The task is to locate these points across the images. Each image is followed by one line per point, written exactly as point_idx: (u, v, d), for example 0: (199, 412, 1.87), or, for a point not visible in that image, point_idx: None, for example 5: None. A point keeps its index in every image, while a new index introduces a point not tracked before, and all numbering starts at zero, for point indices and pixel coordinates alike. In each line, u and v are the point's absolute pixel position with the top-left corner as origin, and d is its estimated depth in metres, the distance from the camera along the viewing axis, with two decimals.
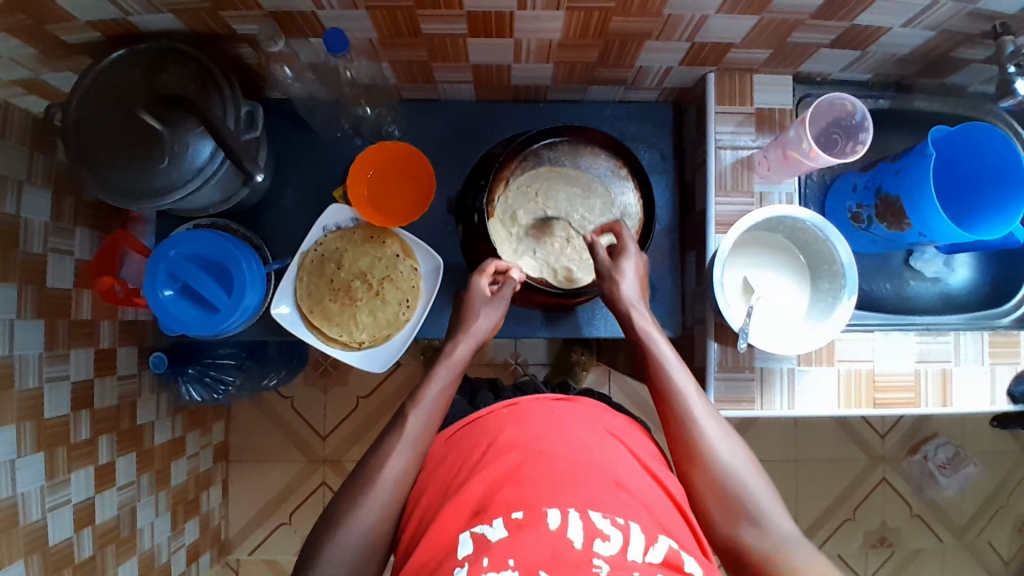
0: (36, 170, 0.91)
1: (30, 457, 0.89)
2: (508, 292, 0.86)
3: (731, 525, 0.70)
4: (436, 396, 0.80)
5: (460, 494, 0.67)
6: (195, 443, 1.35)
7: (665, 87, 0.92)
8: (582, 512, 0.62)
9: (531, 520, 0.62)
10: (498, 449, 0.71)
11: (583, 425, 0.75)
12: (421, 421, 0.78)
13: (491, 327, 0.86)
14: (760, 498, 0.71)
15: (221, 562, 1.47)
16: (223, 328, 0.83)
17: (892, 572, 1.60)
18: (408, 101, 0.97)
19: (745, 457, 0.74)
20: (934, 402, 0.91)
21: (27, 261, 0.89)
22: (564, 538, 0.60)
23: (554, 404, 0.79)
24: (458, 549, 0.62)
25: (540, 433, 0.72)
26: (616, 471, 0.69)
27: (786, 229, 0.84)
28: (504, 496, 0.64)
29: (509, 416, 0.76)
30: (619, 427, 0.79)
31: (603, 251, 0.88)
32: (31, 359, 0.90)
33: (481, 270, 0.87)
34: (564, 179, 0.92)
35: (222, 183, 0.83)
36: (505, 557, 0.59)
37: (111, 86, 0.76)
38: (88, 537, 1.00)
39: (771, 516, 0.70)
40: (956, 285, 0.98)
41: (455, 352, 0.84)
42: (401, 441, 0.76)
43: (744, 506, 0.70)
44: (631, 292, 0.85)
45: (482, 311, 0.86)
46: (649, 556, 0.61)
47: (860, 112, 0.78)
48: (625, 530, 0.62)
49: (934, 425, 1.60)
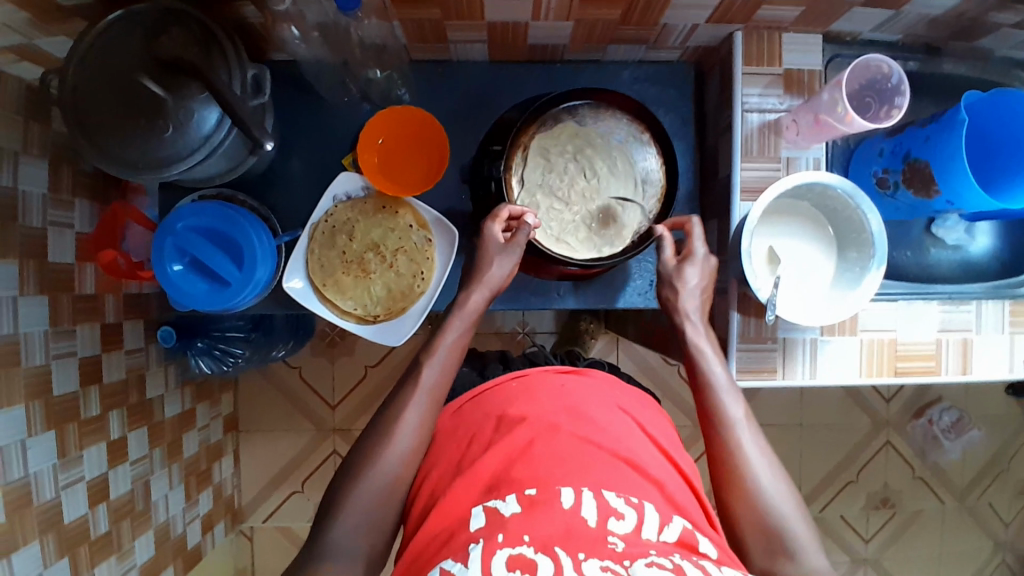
0: (31, 140, 0.87)
1: (40, 436, 0.88)
2: (521, 238, 0.82)
3: (769, 561, 0.68)
4: (452, 346, 0.80)
5: (472, 469, 0.67)
6: (205, 415, 1.35)
7: (688, 46, 0.88)
8: (595, 491, 0.62)
9: (545, 498, 0.61)
10: (510, 423, 0.70)
11: (598, 403, 0.74)
12: (435, 372, 0.77)
13: (505, 277, 0.83)
14: (799, 533, 0.69)
15: (235, 531, 1.48)
16: (234, 304, 0.81)
17: (893, 533, 1.63)
18: (417, 64, 0.93)
19: (790, 494, 0.71)
20: (955, 370, 0.91)
21: (26, 236, 0.87)
22: (577, 515, 0.59)
23: (563, 376, 0.78)
24: (469, 522, 0.62)
25: (553, 408, 0.71)
26: (629, 450, 0.69)
27: (813, 197, 0.82)
28: (518, 473, 0.64)
29: (518, 388, 0.75)
30: (633, 404, 0.78)
31: (669, 250, 0.85)
32: (36, 337, 0.88)
33: (493, 216, 0.83)
34: (627, 160, 0.87)
35: (229, 153, 0.80)
36: (520, 533, 0.57)
37: (109, 51, 0.72)
38: (102, 513, 1.00)
39: (810, 553, 0.68)
40: (975, 253, 0.95)
41: (470, 301, 0.82)
42: (417, 389, 0.76)
43: (784, 544, 0.68)
44: (690, 303, 0.83)
45: (496, 260, 0.83)
46: (663, 534, 0.61)
47: (896, 75, 0.75)
48: (638, 509, 0.62)
49: (939, 389, 1.61)
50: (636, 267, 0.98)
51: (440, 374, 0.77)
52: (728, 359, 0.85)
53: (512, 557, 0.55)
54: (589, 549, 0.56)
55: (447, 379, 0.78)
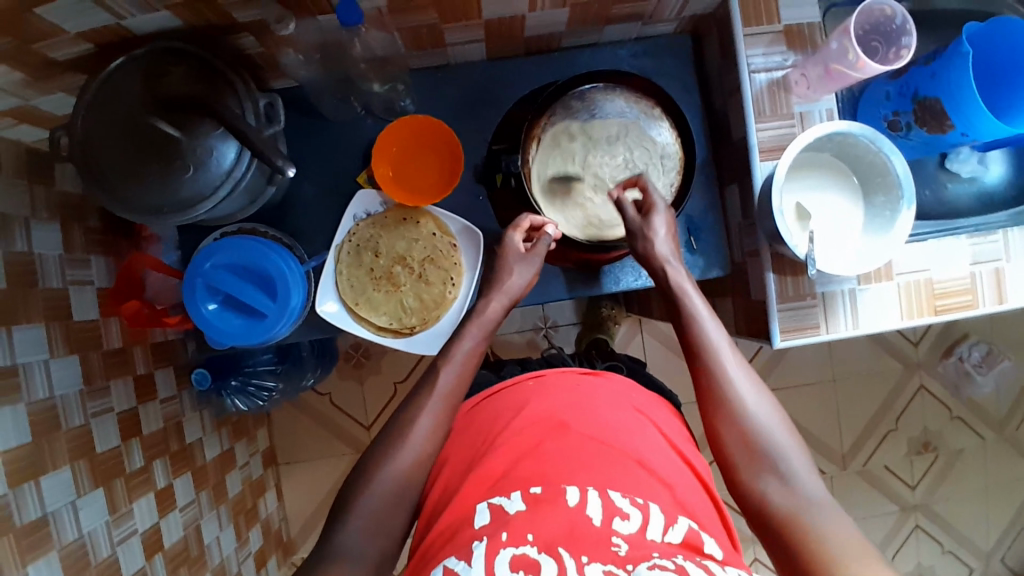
0: (39, 203, 0.87)
1: (90, 495, 0.87)
2: (543, 247, 0.85)
3: (761, 482, 0.69)
4: (468, 352, 0.80)
5: (484, 467, 0.69)
6: (243, 452, 1.34)
7: (683, 16, 0.88)
8: (600, 491, 0.63)
9: (548, 496, 0.63)
10: (520, 424, 0.72)
11: (609, 403, 0.75)
12: (452, 376, 0.77)
13: (526, 284, 0.85)
14: (790, 454, 0.70)
15: (289, 563, 1.48)
16: (272, 334, 0.81)
17: (939, 474, 1.63)
18: (416, 72, 0.93)
19: (777, 419, 0.73)
20: (991, 302, 0.90)
21: (49, 299, 0.86)
22: (582, 514, 0.61)
23: (581, 377, 0.79)
24: (474, 519, 0.64)
25: (564, 410, 0.73)
26: (638, 449, 0.70)
27: (834, 147, 0.82)
28: (523, 472, 0.66)
29: (534, 389, 0.77)
30: (647, 405, 0.79)
31: (631, 208, 0.85)
32: (72, 397, 0.87)
33: (515, 226, 0.85)
34: (642, 146, 0.88)
35: (249, 186, 0.80)
36: (523, 532, 0.60)
37: (114, 99, 0.72)
38: (159, 564, 0.99)
39: (800, 472, 0.69)
40: (991, 182, 0.95)
41: (489, 309, 0.83)
42: (432, 395, 0.76)
43: (776, 464, 0.70)
44: (665, 249, 0.83)
45: (517, 267, 0.85)
46: (668, 536, 0.61)
47: (901, 16, 0.76)
48: (644, 509, 0.63)
49: (965, 325, 1.60)
50: None
51: (456, 379, 0.77)
52: (771, 321, 0.86)
53: (514, 557, 0.58)
54: (592, 552, 0.58)
55: (460, 386, 0.77)
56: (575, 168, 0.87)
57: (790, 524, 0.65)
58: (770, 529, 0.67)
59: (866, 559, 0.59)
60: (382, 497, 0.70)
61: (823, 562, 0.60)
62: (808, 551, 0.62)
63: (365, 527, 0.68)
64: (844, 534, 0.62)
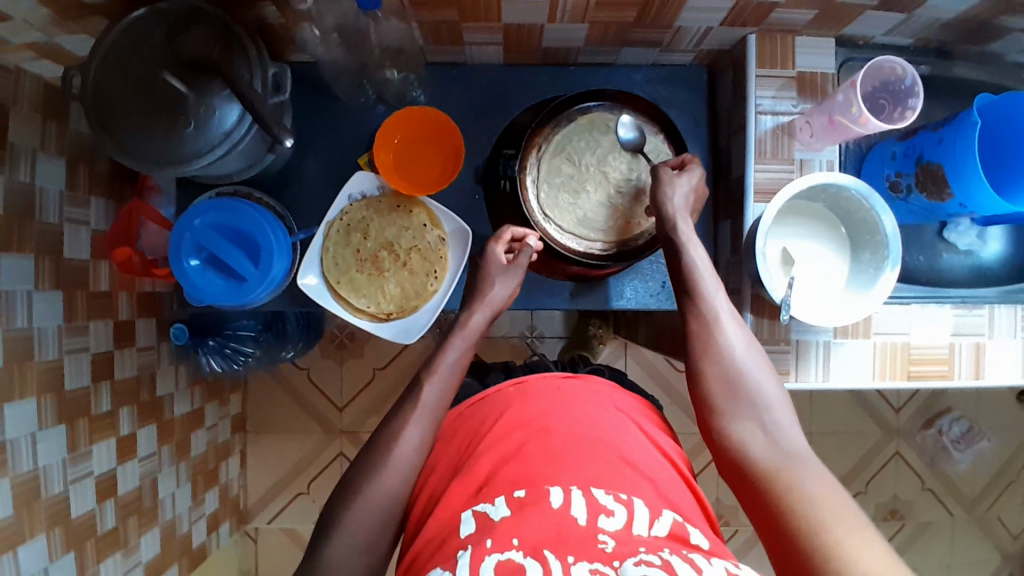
0: (49, 139, 0.88)
1: (51, 430, 0.88)
2: (524, 260, 0.85)
3: (742, 431, 0.70)
4: (453, 366, 0.80)
5: (468, 473, 0.69)
6: (213, 414, 1.35)
7: (702, 49, 0.89)
8: (584, 490, 0.63)
9: (534, 499, 0.62)
10: (502, 428, 0.72)
11: (591, 403, 0.75)
12: (437, 390, 0.78)
13: (507, 297, 0.85)
14: (773, 407, 0.71)
15: (240, 531, 1.48)
16: (248, 300, 0.82)
17: (903, 544, 1.61)
18: (433, 65, 0.94)
19: (765, 369, 0.73)
20: (968, 375, 0.90)
21: (44, 232, 0.87)
22: (567, 516, 0.60)
23: (562, 381, 0.79)
24: (459, 528, 0.63)
25: (545, 412, 0.73)
26: (621, 447, 0.70)
27: (828, 199, 0.83)
28: (507, 476, 0.65)
29: (515, 394, 0.77)
30: (628, 405, 0.79)
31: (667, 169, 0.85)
32: (50, 332, 0.88)
33: (496, 238, 0.85)
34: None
35: (248, 150, 0.81)
36: (508, 537, 0.58)
37: (129, 48, 0.74)
38: (110, 509, 1.00)
39: (782, 425, 0.69)
40: (988, 258, 0.94)
41: (471, 321, 0.83)
42: (417, 407, 0.76)
43: (760, 415, 0.70)
44: (679, 202, 0.82)
45: (499, 279, 0.85)
46: (654, 529, 0.62)
47: (910, 77, 0.76)
48: (628, 505, 0.62)
49: (950, 399, 1.59)
50: (649, 270, 0.97)
51: (441, 393, 0.78)
52: None
53: (500, 562, 0.56)
54: (578, 552, 0.57)
55: (448, 399, 0.78)
56: (590, 164, 0.88)
57: (771, 478, 0.66)
58: (747, 476, 0.68)
59: (846, 520, 0.60)
60: None
61: (802, 520, 0.61)
62: (788, 503, 0.63)
63: None
64: (820, 487, 0.64)
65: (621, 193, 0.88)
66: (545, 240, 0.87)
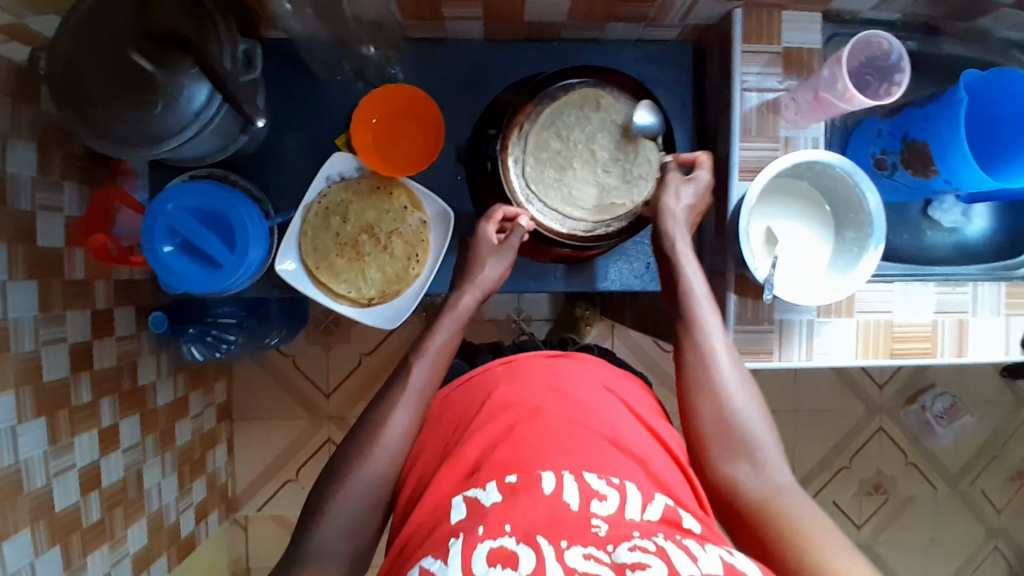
0: (19, 122, 0.85)
1: (31, 423, 0.86)
2: (515, 241, 0.83)
3: (733, 466, 0.70)
4: (441, 347, 0.79)
5: (457, 457, 0.68)
6: (198, 403, 1.34)
7: (688, 24, 0.87)
8: (577, 474, 0.62)
9: (525, 484, 0.61)
10: (491, 410, 0.72)
11: (581, 382, 0.75)
12: (425, 371, 0.77)
13: (498, 277, 0.84)
14: (764, 442, 0.71)
15: (230, 519, 1.48)
16: (226, 286, 0.80)
17: (886, 519, 1.63)
18: (413, 42, 0.92)
19: (757, 405, 0.73)
20: (951, 352, 0.90)
21: (15, 219, 0.85)
22: (559, 501, 0.59)
23: (550, 360, 0.79)
24: (450, 513, 0.62)
25: (536, 393, 0.72)
26: (612, 428, 0.69)
27: (812, 176, 0.82)
28: (498, 460, 0.64)
29: (504, 374, 0.77)
30: (617, 383, 0.79)
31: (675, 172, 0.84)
32: (26, 322, 0.86)
33: (488, 217, 0.84)
34: (649, 156, 0.86)
35: (220, 130, 0.79)
36: (500, 523, 0.57)
37: (93, 26, 0.71)
38: (95, 501, 0.98)
39: (772, 461, 0.70)
40: (972, 236, 0.94)
41: (461, 303, 0.82)
42: (405, 391, 0.75)
43: (751, 452, 0.70)
44: (681, 212, 0.82)
45: (489, 261, 0.83)
46: (647, 513, 0.60)
47: (897, 52, 0.75)
48: (621, 489, 0.61)
49: (933, 375, 1.61)
50: (634, 251, 0.97)
51: (429, 374, 0.77)
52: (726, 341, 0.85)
53: (493, 550, 0.54)
54: (572, 536, 0.55)
55: (436, 380, 0.77)
56: (579, 141, 0.86)
57: (761, 511, 0.66)
58: (739, 512, 0.68)
59: (838, 548, 0.60)
60: None
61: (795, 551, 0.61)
62: (782, 534, 0.63)
63: None
64: (811, 521, 0.64)
65: (609, 170, 0.86)
66: (535, 222, 0.85)
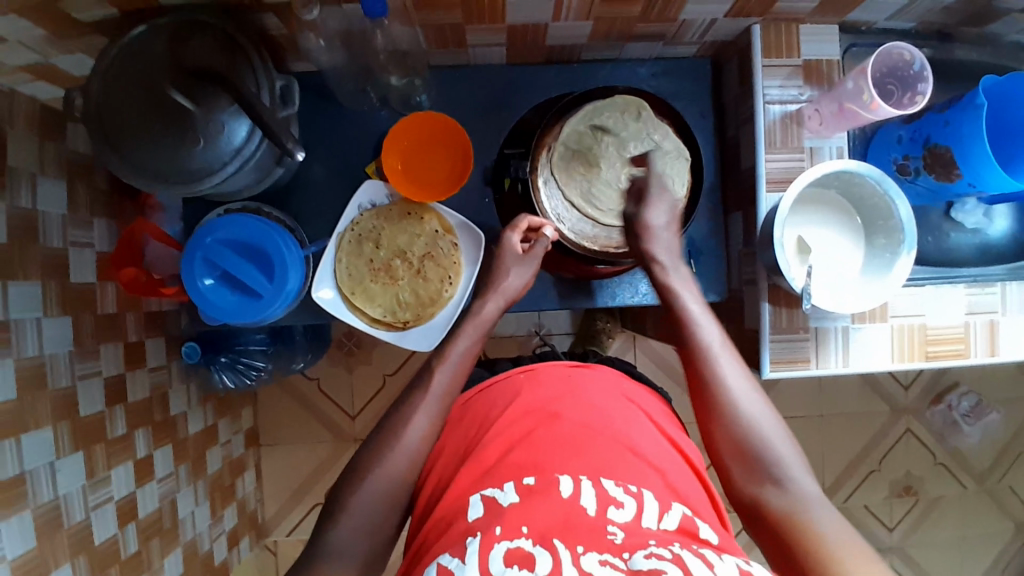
0: (49, 161, 0.87)
1: (69, 458, 0.87)
2: (541, 250, 0.84)
3: (753, 486, 0.69)
4: (463, 353, 0.80)
5: (476, 457, 0.69)
6: (226, 430, 1.34)
7: (705, 41, 0.89)
8: (594, 480, 0.62)
9: (543, 487, 0.62)
10: (511, 415, 0.72)
11: (602, 391, 0.76)
12: (447, 376, 0.77)
13: (521, 287, 0.85)
14: (781, 454, 0.70)
15: (259, 544, 1.48)
16: (264, 315, 0.82)
17: (916, 520, 1.62)
18: (436, 68, 0.94)
19: (772, 422, 0.72)
20: (983, 353, 0.91)
21: (49, 257, 0.86)
22: (576, 505, 0.60)
23: (571, 368, 0.79)
24: (468, 511, 0.62)
25: (558, 399, 0.73)
26: (629, 436, 0.70)
27: (841, 185, 0.83)
28: (517, 465, 0.65)
29: (525, 379, 0.77)
30: (637, 392, 0.79)
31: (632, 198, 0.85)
32: (62, 358, 0.87)
33: (515, 225, 0.85)
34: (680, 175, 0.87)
35: (259, 164, 0.81)
36: (517, 525, 0.57)
37: (131, 66, 0.72)
38: (131, 533, 0.99)
39: (791, 473, 0.68)
40: (995, 236, 0.94)
41: (484, 311, 0.82)
42: (427, 395, 0.76)
43: (769, 472, 0.69)
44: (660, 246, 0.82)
45: (513, 269, 0.84)
46: (663, 523, 0.61)
47: (919, 62, 0.77)
48: (638, 498, 0.62)
49: (956, 374, 1.60)
50: None
51: (450, 380, 0.77)
52: (761, 350, 0.86)
53: (509, 550, 0.55)
54: (587, 542, 0.56)
55: (456, 386, 0.78)
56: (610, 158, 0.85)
57: (783, 527, 0.65)
58: (766, 530, 0.67)
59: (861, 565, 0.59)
60: (366, 495, 0.69)
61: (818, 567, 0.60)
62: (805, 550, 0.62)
63: (347, 524, 0.68)
64: (837, 537, 0.62)
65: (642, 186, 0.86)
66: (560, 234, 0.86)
